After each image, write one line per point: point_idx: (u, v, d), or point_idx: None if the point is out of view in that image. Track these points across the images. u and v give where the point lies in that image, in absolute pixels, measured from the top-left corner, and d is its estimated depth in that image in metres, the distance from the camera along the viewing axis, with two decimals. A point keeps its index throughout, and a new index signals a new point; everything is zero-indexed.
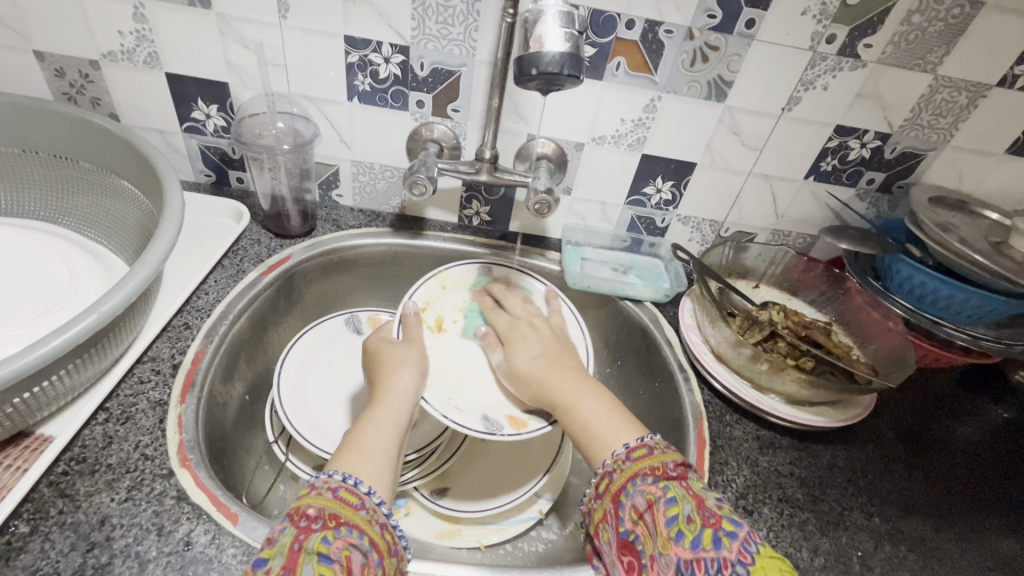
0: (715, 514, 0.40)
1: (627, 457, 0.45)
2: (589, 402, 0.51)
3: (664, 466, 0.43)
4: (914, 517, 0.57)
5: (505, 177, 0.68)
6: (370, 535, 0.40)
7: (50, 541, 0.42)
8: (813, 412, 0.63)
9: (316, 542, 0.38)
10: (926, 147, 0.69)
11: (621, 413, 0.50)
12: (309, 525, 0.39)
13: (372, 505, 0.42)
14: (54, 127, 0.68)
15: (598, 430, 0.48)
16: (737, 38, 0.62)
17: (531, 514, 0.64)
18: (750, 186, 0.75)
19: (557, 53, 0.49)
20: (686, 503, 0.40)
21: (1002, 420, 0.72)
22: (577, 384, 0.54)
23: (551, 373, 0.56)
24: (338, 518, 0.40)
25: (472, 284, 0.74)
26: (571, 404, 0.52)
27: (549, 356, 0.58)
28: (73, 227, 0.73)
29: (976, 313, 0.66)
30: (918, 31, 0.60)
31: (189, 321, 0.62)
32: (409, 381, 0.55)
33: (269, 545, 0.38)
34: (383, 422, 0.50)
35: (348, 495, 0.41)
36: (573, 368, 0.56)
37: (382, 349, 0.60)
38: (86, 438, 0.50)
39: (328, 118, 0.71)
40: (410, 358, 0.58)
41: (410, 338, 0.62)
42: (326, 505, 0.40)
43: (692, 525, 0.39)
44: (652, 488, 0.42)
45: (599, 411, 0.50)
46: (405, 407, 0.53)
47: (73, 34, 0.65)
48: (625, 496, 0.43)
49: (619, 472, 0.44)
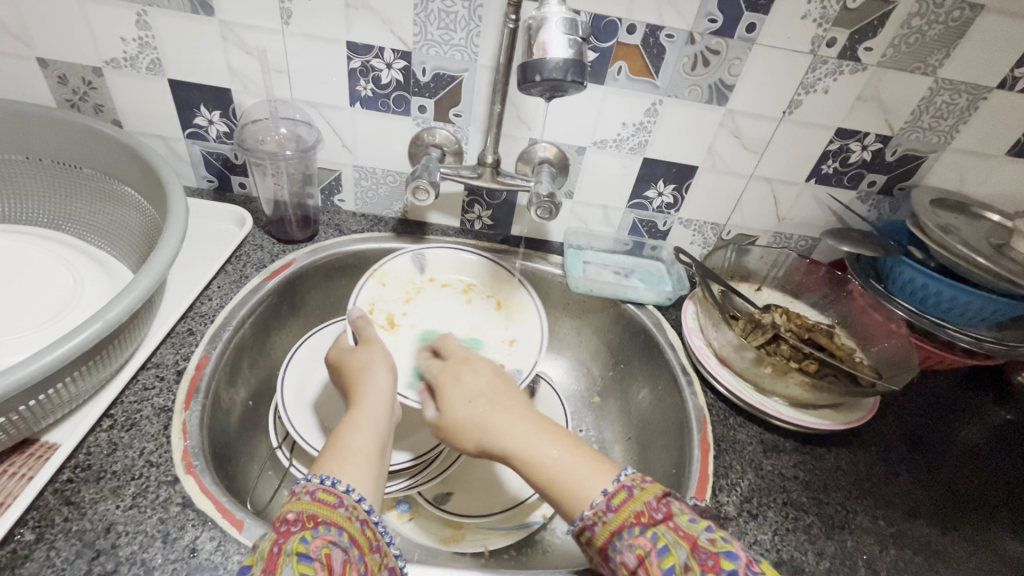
0: (712, 554, 0.38)
1: (607, 506, 0.43)
2: (551, 447, 0.48)
3: (648, 509, 0.42)
4: (918, 520, 0.57)
5: (507, 181, 0.68)
6: (349, 531, 0.40)
7: (56, 549, 0.42)
8: (817, 415, 0.64)
9: (295, 543, 0.37)
10: (927, 149, 0.69)
11: (585, 451, 0.48)
12: (289, 528, 0.39)
13: (351, 502, 0.42)
14: (57, 134, 0.69)
15: (572, 481, 0.46)
16: (737, 42, 0.62)
17: (536, 518, 0.64)
18: (751, 189, 0.75)
19: (560, 59, 0.49)
20: (680, 548, 0.39)
21: (1005, 421, 0.72)
22: (530, 426, 0.50)
23: (496, 417, 0.51)
24: (316, 518, 0.40)
25: (408, 276, 0.75)
26: (529, 451, 0.48)
27: (487, 398, 0.53)
28: (76, 234, 0.73)
29: (979, 315, 0.66)
30: (918, 35, 0.60)
31: (192, 327, 0.62)
32: (382, 381, 0.55)
33: (253, 553, 0.38)
34: (361, 423, 0.51)
35: (326, 496, 0.42)
36: (516, 405, 0.52)
37: (346, 358, 0.59)
38: (91, 445, 0.50)
39: (331, 124, 0.72)
40: (375, 358, 0.58)
41: (366, 338, 0.61)
42: (304, 508, 0.40)
43: (691, 575, 0.38)
44: (641, 540, 0.41)
45: (562, 457, 0.47)
46: (383, 404, 0.53)
47: (76, 41, 0.65)
48: (614, 549, 0.42)
49: (601, 525, 0.43)
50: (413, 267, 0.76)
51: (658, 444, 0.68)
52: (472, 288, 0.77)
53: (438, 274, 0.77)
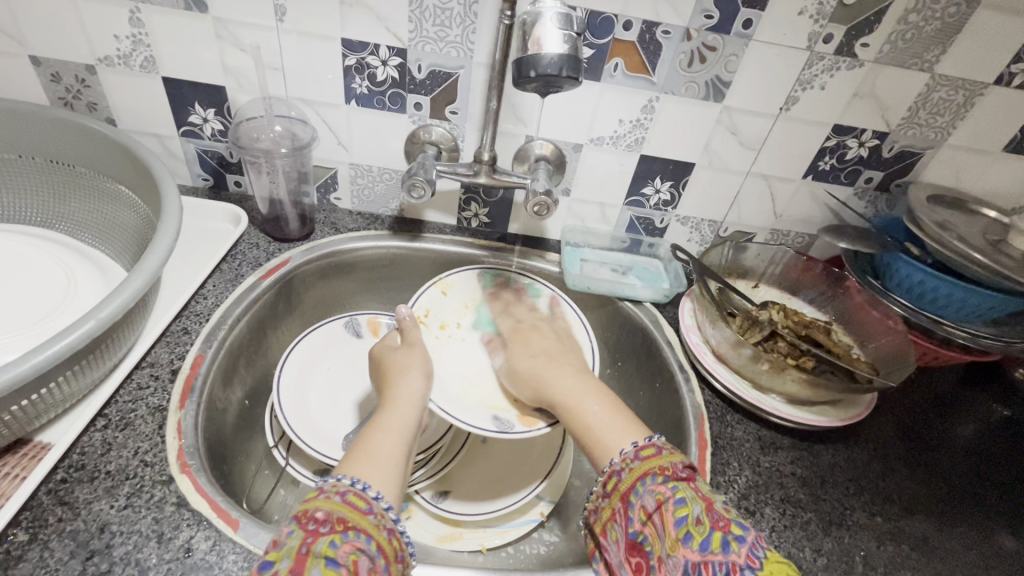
0: (724, 517, 0.40)
1: (635, 456, 0.45)
2: (592, 402, 0.52)
3: (673, 466, 0.44)
4: (916, 516, 0.57)
5: (504, 178, 0.68)
6: (378, 539, 0.40)
7: (49, 549, 0.42)
8: (814, 412, 0.63)
9: (324, 546, 0.38)
10: (924, 145, 0.69)
11: (622, 416, 0.51)
12: (317, 528, 0.39)
13: (380, 509, 0.42)
14: (50, 132, 0.68)
15: (602, 433, 0.49)
16: (734, 38, 0.62)
17: (532, 517, 0.64)
18: (749, 185, 0.75)
19: (555, 55, 0.49)
20: (696, 504, 0.41)
21: (1002, 417, 0.72)
22: (581, 384, 0.55)
23: (552, 372, 0.58)
24: (346, 522, 0.40)
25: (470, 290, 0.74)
26: (574, 403, 0.53)
27: (549, 355, 0.61)
28: (70, 233, 0.72)
29: (976, 311, 0.66)
30: (914, 30, 0.60)
31: (187, 326, 0.62)
32: (414, 388, 0.55)
33: (276, 548, 0.38)
34: (391, 429, 0.50)
35: (357, 499, 0.41)
36: (569, 367, 0.58)
37: (386, 359, 0.59)
38: (85, 445, 0.49)
39: (325, 122, 0.71)
40: (415, 363, 0.58)
41: (409, 341, 0.61)
42: (335, 508, 0.40)
43: (702, 527, 0.39)
44: (662, 488, 0.42)
45: (601, 413, 0.51)
46: (413, 412, 0.53)
47: (68, 39, 0.65)
48: (634, 496, 0.43)
49: (628, 471, 0.45)
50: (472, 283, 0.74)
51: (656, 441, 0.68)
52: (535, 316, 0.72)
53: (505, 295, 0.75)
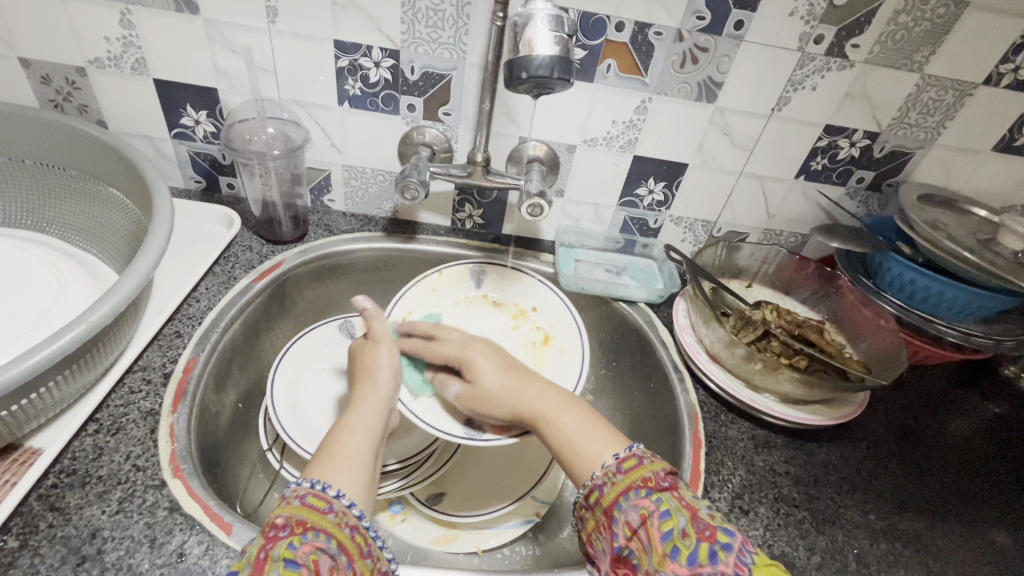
0: (710, 526, 0.40)
1: (618, 469, 0.45)
2: (569, 417, 0.51)
3: (655, 476, 0.44)
4: (908, 514, 0.57)
5: (498, 179, 0.68)
6: (339, 538, 0.39)
7: (40, 556, 0.42)
8: (807, 411, 0.64)
9: (282, 549, 0.37)
10: (914, 145, 0.70)
11: (602, 426, 0.51)
12: (277, 533, 0.38)
13: (342, 507, 0.41)
14: (39, 134, 0.67)
15: (580, 447, 0.49)
16: (726, 40, 0.62)
17: (527, 518, 0.64)
18: (741, 186, 0.75)
19: (546, 56, 0.49)
20: (681, 516, 0.41)
21: (994, 415, 0.72)
22: (554, 396, 0.54)
23: (521, 384, 0.55)
24: (305, 524, 0.39)
25: (462, 284, 0.76)
26: (551, 416, 0.52)
27: (515, 369, 0.58)
28: (60, 236, 0.72)
29: (966, 309, 0.67)
30: (904, 31, 0.60)
31: (180, 330, 0.62)
32: (382, 390, 0.55)
33: (240, 558, 0.38)
34: (355, 428, 0.50)
35: (316, 500, 0.41)
36: (541, 379, 0.56)
37: (360, 359, 0.59)
38: (76, 450, 0.49)
39: (319, 124, 0.71)
40: (381, 363, 0.57)
41: (375, 337, 0.60)
42: (293, 512, 0.40)
43: (688, 539, 0.39)
44: (646, 501, 0.42)
45: (580, 426, 0.51)
46: (378, 411, 0.53)
47: (58, 41, 0.64)
48: (618, 510, 0.43)
49: (610, 484, 0.45)
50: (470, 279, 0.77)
51: (651, 442, 0.68)
52: (528, 315, 0.76)
53: (493, 292, 0.77)
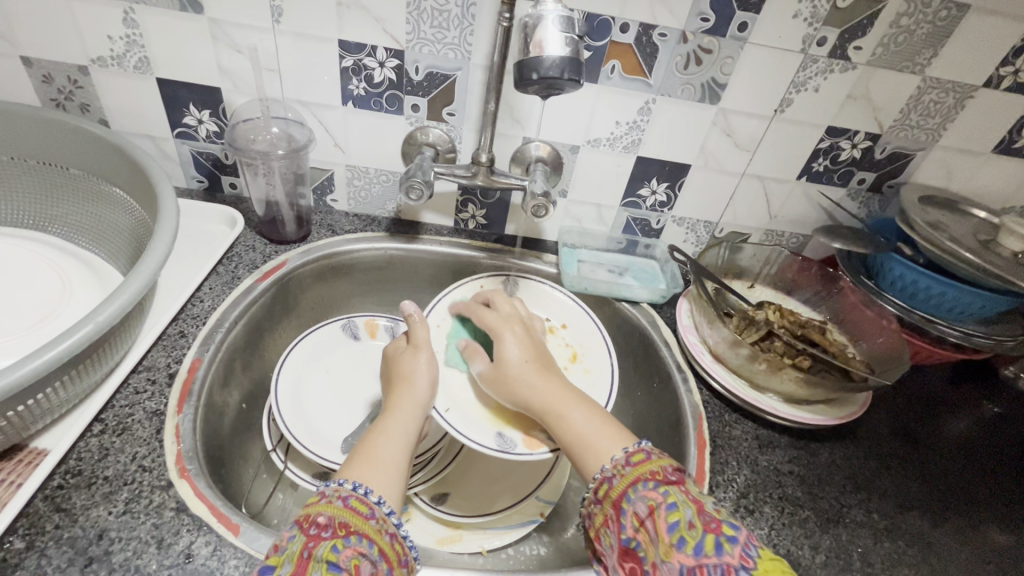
0: (715, 519, 0.41)
1: (626, 462, 0.46)
2: (576, 411, 0.52)
3: (663, 470, 0.44)
4: (911, 513, 0.58)
5: (502, 180, 0.68)
6: (381, 544, 0.40)
7: (47, 557, 0.42)
8: (811, 411, 0.64)
9: (326, 550, 0.37)
10: (915, 146, 0.70)
11: (612, 424, 0.51)
12: (320, 533, 0.39)
13: (383, 514, 0.42)
14: (41, 133, 0.67)
15: (592, 439, 0.49)
16: (730, 41, 0.62)
17: (532, 518, 0.64)
18: (744, 187, 0.76)
19: (556, 57, 0.49)
20: (687, 508, 0.41)
21: (993, 414, 0.73)
22: (566, 392, 0.54)
23: (547, 377, 0.55)
24: (348, 527, 0.39)
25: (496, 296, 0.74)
26: (560, 411, 0.52)
27: (541, 363, 0.57)
28: (64, 236, 0.72)
29: (966, 310, 0.68)
30: (906, 34, 0.61)
31: (184, 330, 0.61)
32: (420, 395, 0.54)
33: (277, 553, 0.38)
34: (394, 432, 0.50)
35: (359, 504, 0.41)
36: (563, 375, 0.56)
37: (398, 361, 0.59)
38: (81, 451, 0.49)
39: (322, 124, 0.71)
40: (420, 368, 0.57)
41: (416, 342, 0.60)
42: (337, 513, 0.40)
43: (694, 531, 0.40)
44: (654, 493, 0.42)
45: (589, 422, 0.50)
46: (416, 419, 0.52)
47: (61, 40, 0.64)
48: (626, 502, 0.43)
49: (619, 477, 0.45)
50: (501, 292, 0.75)
51: (654, 442, 0.68)
52: (556, 330, 0.73)
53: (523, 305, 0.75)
